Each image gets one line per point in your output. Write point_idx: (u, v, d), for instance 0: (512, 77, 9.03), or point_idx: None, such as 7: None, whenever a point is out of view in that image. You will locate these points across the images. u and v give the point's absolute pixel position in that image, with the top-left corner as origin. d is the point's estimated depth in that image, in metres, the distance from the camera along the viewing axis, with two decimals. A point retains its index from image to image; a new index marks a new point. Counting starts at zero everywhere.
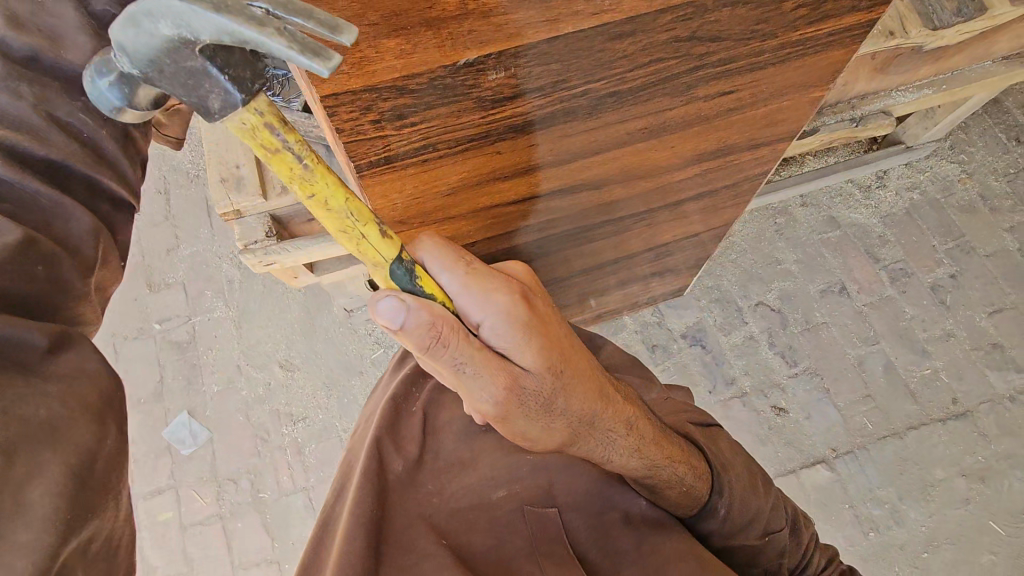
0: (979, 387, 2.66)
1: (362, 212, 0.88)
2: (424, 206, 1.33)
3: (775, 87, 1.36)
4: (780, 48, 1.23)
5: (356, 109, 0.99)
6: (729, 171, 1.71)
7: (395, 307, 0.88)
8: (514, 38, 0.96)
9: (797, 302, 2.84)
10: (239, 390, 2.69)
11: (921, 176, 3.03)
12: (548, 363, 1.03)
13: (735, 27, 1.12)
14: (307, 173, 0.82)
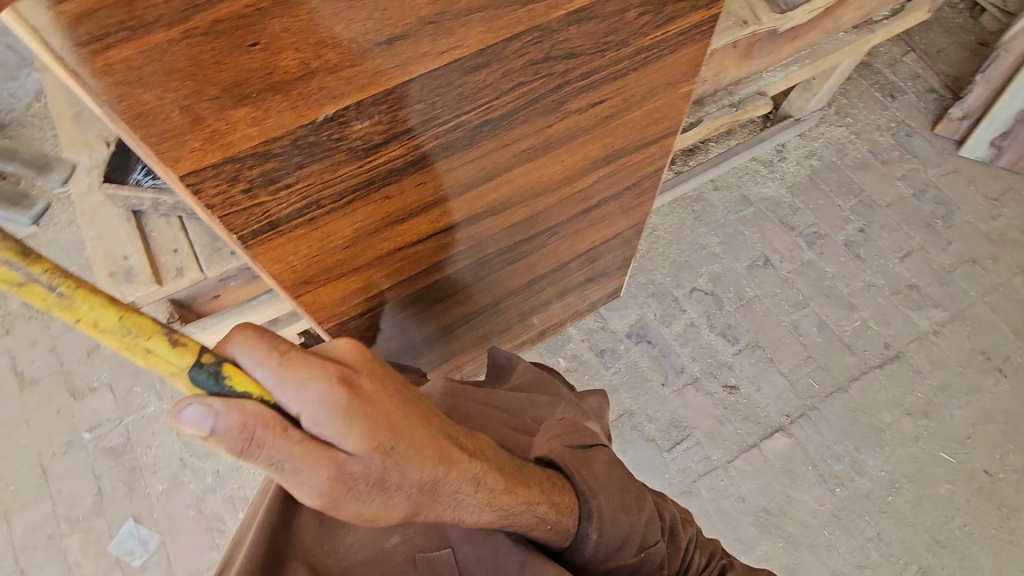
0: (906, 328, 2.81)
1: (142, 325, 0.73)
2: (325, 262, 1.31)
3: (644, 90, 1.43)
4: (637, 54, 1.29)
5: (222, 182, 0.97)
6: (626, 172, 1.76)
7: (200, 415, 0.66)
8: (372, 88, 0.97)
9: (727, 281, 2.94)
10: (187, 484, 2.55)
11: (815, 144, 3.22)
12: (379, 441, 0.75)
13: (586, 42, 1.17)
14: (65, 299, 0.71)
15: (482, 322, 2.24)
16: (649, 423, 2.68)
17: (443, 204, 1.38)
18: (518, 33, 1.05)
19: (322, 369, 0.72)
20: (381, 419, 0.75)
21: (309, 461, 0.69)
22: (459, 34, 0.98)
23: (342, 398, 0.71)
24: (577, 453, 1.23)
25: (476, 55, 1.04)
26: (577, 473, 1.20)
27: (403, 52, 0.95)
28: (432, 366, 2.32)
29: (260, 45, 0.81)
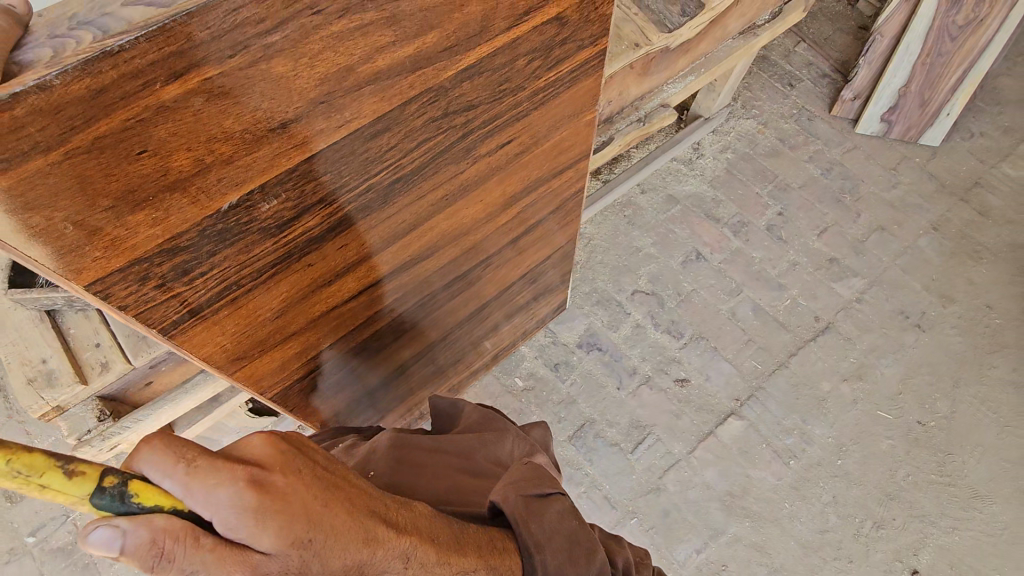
0: (832, 300, 3.00)
1: (34, 463, 0.69)
2: (255, 336, 1.30)
3: (548, 124, 1.49)
4: (535, 95, 1.35)
5: (132, 283, 0.96)
6: (547, 198, 1.82)
7: (108, 538, 0.68)
8: (272, 168, 0.98)
9: (665, 279, 3.06)
10: None
11: (727, 138, 3.41)
12: (296, 538, 0.78)
13: (482, 93, 1.22)
14: None
15: (432, 358, 2.25)
16: (610, 428, 2.75)
17: (368, 260, 1.40)
18: (413, 97, 1.08)
19: (229, 472, 0.75)
20: (291, 515, 0.77)
21: (223, 566, 0.73)
22: (353, 108, 1.01)
23: (251, 501, 0.75)
24: (528, 504, 1.06)
25: (374, 123, 1.07)
26: (523, 524, 1.03)
27: (299, 133, 0.97)
28: (388, 409, 2.31)
29: (149, 152, 0.81)
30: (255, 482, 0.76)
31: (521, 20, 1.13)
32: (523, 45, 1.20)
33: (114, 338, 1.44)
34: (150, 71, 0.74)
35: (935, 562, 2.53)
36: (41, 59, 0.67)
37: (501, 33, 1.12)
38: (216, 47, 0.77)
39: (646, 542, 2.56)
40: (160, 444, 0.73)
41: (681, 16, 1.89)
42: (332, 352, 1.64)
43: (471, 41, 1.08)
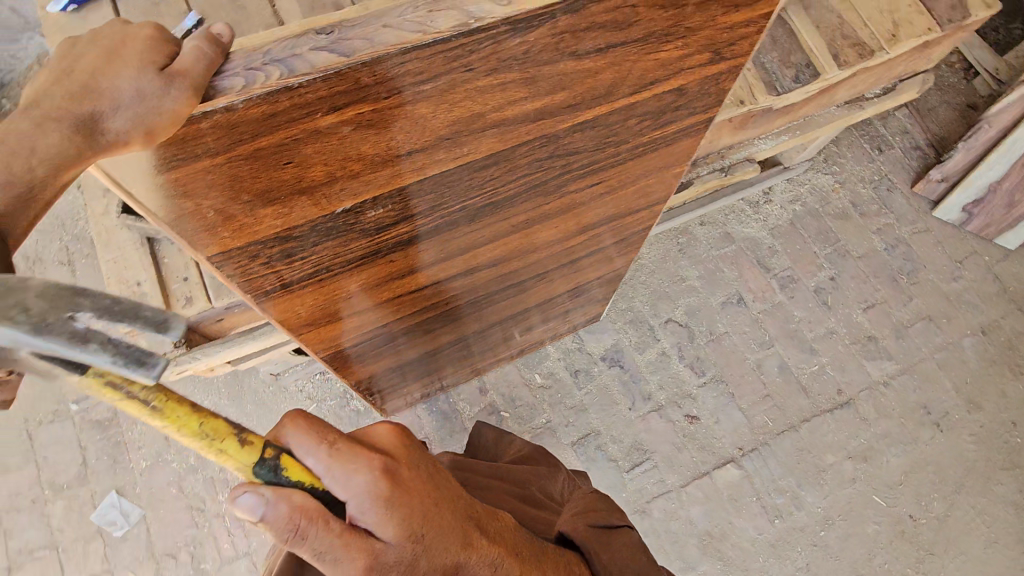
0: (859, 377, 3.01)
1: (217, 428, 0.93)
2: (328, 310, 1.42)
3: (637, 173, 1.53)
4: (635, 147, 1.39)
5: (245, 259, 1.07)
6: (614, 230, 1.87)
7: (254, 502, 0.84)
8: (387, 184, 1.06)
9: (701, 315, 3.10)
10: (170, 463, 2.60)
11: (800, 189, 3.36)
12: (410, 531, 0.88)
13: (588, 143, 1.27)
14: (157, 410, 0.91)
15: (466, 344, 2.36)
16: (613, 444, 2.85)
17: (441, 263, 1.48)
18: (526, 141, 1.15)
19: (367, 462, 0.89)
20: (414, 510, 0.89)
21: (349, 548, 0.85)
22: (472, 145, 1.07)
23: (381, 488, 0.88)
24: (598, 534, 1.17)
25: (484, 159, 1.13)
26: (594, 553, 1.14)
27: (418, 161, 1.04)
28: (412, 378, 2.45)
29: (295, 164, 0.90)
30: (380, 475, 0.89)
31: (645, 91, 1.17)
32: (639, 109, 1.24)
33: (201, 278, 1.57)
34: (317, 104, 0.82)
35: None
36: (234, 86, 0.75)
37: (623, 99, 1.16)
38: (375, 92, 0.85)
39: None
40: (315, 427, 0.90)
41: (793, 81, 1.89)
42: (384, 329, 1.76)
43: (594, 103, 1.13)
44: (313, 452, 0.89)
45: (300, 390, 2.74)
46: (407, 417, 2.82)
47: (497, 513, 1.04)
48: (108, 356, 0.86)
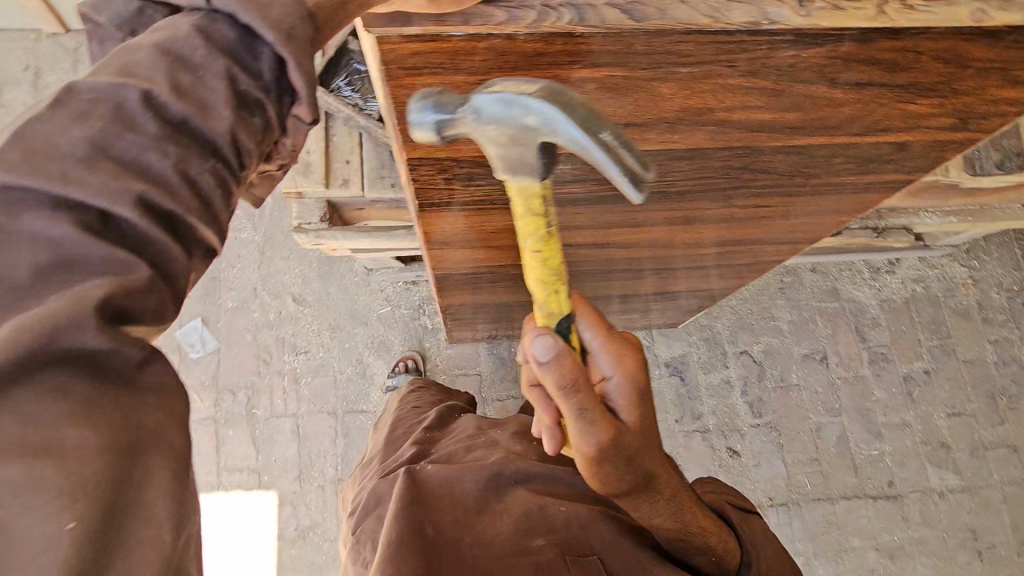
0: (916, 478, 2.89)
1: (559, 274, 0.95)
2: (466, 236, 1.47)
3: (804, 208, 1.48)
4: (821, 184, 1.33)
5: (433, 170, 1.11)
6: (747, 253, 1.82)
7: (546, 348, 0.88)
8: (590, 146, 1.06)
9: (778, 359, 3.02)
10: (251, 312, 2.80)
11: (928, 271, 3.15)
12: (641, 422, 1.05)
13: (782, 166, 1.22)
14: (540, 238, 0.88)
15: None
16: None
17: (583, 229, 1.49)
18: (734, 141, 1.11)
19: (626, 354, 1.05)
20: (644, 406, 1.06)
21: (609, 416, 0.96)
22: (682, 135, 1.06)
23: (636, 378, 1.04)
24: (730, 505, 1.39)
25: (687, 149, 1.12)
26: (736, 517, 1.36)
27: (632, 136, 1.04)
28: (489, 318, 2.52)
29: None
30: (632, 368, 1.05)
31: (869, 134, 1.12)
32: (852, 151, 1.18)
33: (363, 164, 1.56)
34: (581, 57, 0.82)
35: None
36: (524, 19, 0.75)
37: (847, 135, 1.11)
38: (639, 60, 0.84)
39: None
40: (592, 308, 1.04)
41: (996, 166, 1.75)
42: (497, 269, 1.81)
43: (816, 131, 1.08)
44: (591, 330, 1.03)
45: (382, 291, 2.86)
46: (467, 351, 2.89)
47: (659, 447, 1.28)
48: (611, 160, 0.73)
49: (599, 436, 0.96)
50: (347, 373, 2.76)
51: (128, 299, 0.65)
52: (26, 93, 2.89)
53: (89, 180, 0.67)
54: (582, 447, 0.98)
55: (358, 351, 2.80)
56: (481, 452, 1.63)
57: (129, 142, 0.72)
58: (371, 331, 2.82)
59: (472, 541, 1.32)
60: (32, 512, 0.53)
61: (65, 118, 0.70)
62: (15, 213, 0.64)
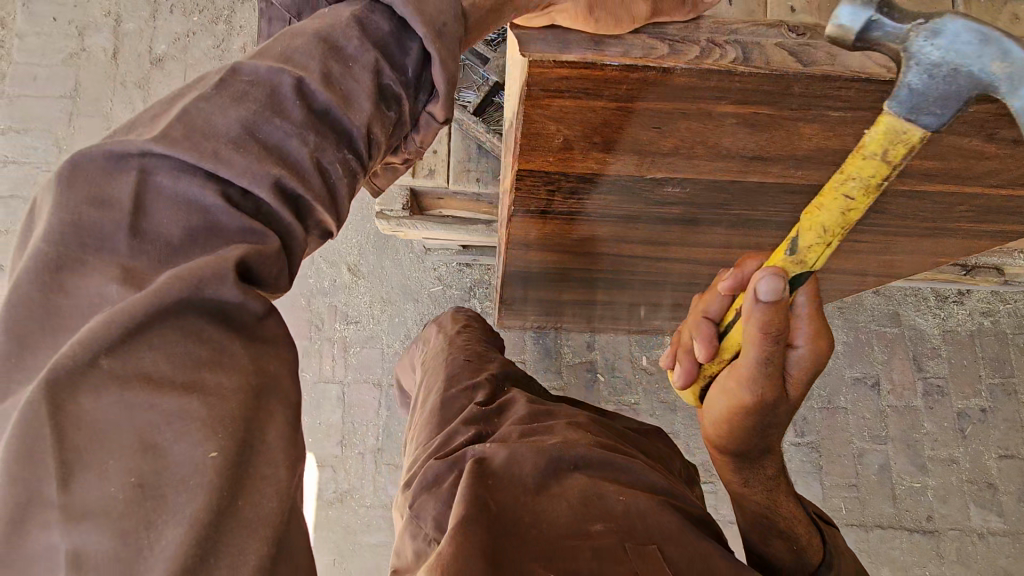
0: (957, 516, 2.83)
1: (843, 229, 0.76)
2: (554, 240, 1.45)
3: (906, 247, 1.41)
4: (934, 228, 1.26)
5: (540, 181, 1.09)
6: (828, 281, 1.75)
7: (769, 293, 0.79)
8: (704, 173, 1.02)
9: (828, 379, 2.94)
10: (307, 278, 2.84)
11: (998, 305, 3.02)
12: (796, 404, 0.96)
13: (902, 209, 1.16)
14: (866, 186, 0.71)
15: (608, 306, 2.37)
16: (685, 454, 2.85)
17: (668, 243, 1.45)
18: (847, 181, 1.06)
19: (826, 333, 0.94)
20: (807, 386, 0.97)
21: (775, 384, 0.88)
22: (807, 174, 1.02)
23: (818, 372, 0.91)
24: None
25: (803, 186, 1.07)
26: None
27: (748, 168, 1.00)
28: (541, 309, 2.50)
29: (662, 130, 0.88)
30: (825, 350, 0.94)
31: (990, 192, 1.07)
32: (980, 201, 1.12)
33: (449, 155, 1.52)
34: (732, 93, 0.78)
35: None
36: (689, 53, 0.74)
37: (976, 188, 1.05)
38: (792, 100, 0.80)
39: None
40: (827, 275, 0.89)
41: None
42: (568, 270, 1.78)
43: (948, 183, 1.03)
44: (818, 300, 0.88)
45: (435, 269, 2.86)
46: (514, 337, 2.89)
47: None
48: None
49: (761, 393, 0.90)
50: (396, 348, 2.78)
51: (260, 265, 0.66)
52: (105, 38, 2.92)
53: (238, 160, 0.66)
54: (737, 393, 0.92)
55: (407, 327, 2.82)
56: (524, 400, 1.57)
57: (277, 121, 0.70)
58: (422, 308, 2.83)
59: (557, 501, 1.10)
60: (186, 436, 0.55)
61: (225, 98, 0.68)
62: (171, 173, 0.64)
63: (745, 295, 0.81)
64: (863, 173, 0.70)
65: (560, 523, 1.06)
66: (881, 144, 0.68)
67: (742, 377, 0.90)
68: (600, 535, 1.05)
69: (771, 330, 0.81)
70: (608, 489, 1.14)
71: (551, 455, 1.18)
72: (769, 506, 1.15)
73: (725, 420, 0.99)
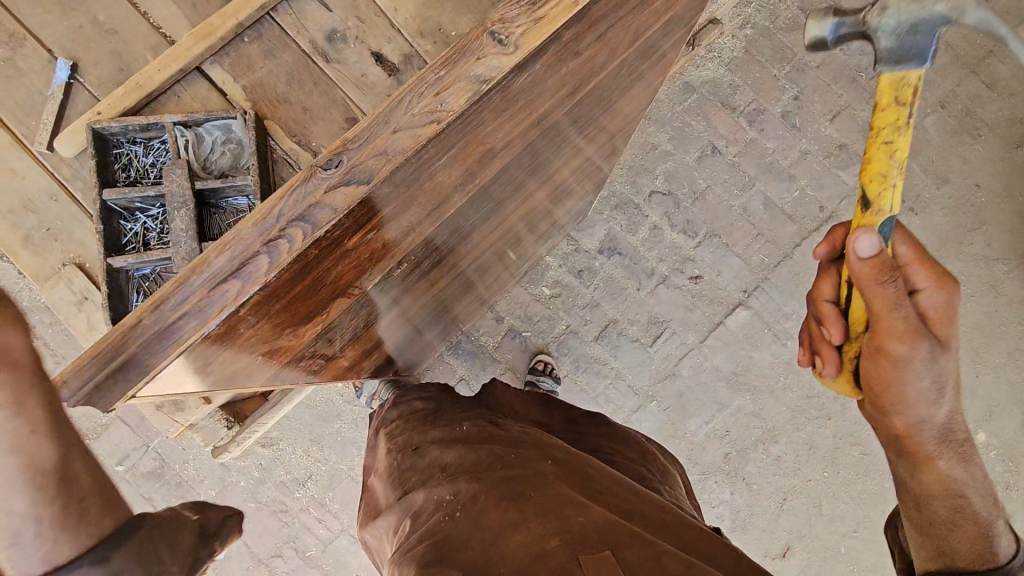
0: (838, 189, 3.03)
1: (891, 161, 1.06)
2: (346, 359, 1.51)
3: (615, 86, 1.40)
4: (599, 71, 1.20)
5: (313, 370, 1.42)
6: (605, 127, 1.75)
7: (872, 244, 0.95)
8: (204, 366, 1.04)
9: (681, 177, 3.00)
10: (236, 483, 2.74)
11: (748, 10, 2.99)
12: (915, 347, 1.03)
13: (552, 93, 1.09)
14: (900, 130, 1.04)
15: (474, 287, 2.24)
16: (630, 325, 2.99)
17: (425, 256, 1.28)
18: (279, 221, 0.91)
19: (926, 274, 1.08)
20: (949, 324, 1.07)
21: (908, 325, 1.01)
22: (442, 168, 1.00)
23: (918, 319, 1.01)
24: None
25: (324, 283, 1.05)
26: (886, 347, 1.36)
27: (153, 331, 0.89)
28: (437, 332, 2.43)
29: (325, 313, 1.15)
30: (940, 283, 1.08)
31: (497, 47, 0.93)
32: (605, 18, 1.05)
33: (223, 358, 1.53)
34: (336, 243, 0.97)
35: None
36: (263, 265, 0.91)
37: (509, 62, 0.94)
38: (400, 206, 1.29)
39: (664, 419, 3.00)
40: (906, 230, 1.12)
41: None
42: (424, 305, 1.77)
43: (506, 88, 0.98)
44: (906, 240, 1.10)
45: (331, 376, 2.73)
46: (438, 366, 2.92)
47: (897, 396, 1.09)
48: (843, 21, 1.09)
49: (901, 327, 1.01)
50: (358, 465, 2.75)
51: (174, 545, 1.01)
52: None
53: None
54: (878, 335, 1.04)
55: (347, 443, 2.75)
56: (444, 432, 1.57)
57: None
58: (348, 418, 2.74)
59: (518, 526, 1.20)
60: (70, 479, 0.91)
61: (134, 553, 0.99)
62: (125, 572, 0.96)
63: (847, 253, 0.98)
64: (887, 138, 1.05)
65: (525, 552, 1.14)
66: (892, 104, 1.05)
67: (885, 325, 1.02)
68: (556, 554, 1.12)
69: (886, 272, 0.96)
70: (558, 502, 1.24)
71: (512, 488, 1.28)
72: (880, 406, 1.12)
73: (881, 385, 1.09)
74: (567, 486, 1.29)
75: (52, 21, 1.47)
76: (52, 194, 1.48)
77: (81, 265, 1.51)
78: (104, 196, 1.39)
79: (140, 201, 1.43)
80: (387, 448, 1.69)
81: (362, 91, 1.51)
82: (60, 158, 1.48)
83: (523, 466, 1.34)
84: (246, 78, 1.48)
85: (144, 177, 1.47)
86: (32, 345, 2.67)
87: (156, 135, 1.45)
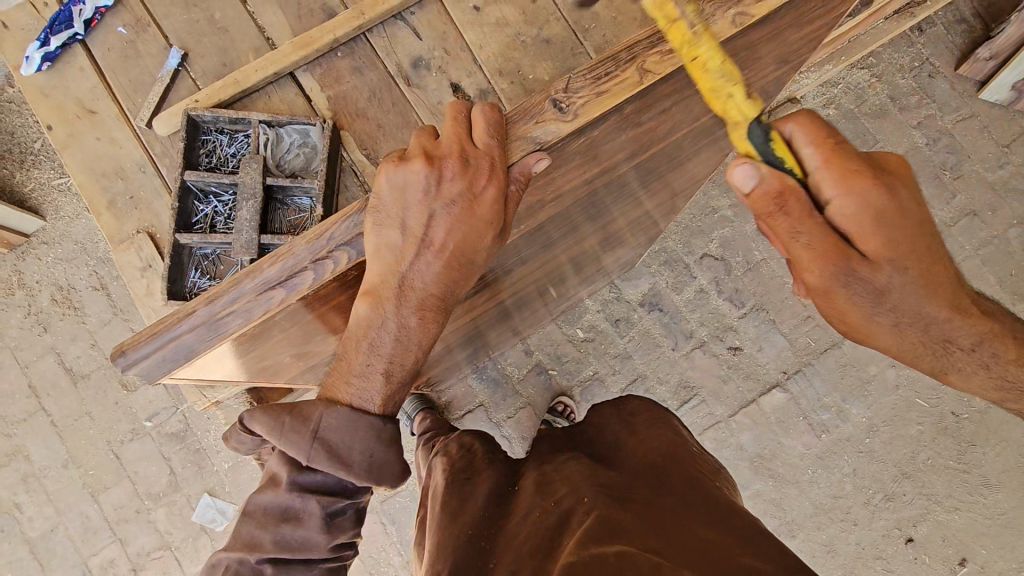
0: None
1: (732, 71, 1.00)
2: None
3: (677, 152, 1.42)
4: (663, 137, 1.24)
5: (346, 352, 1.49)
6: (666, 185, 1.75)
7: (746, 175, 1.03)
8: (243, 351, 1.19)
9: (736, 246, 2.95)
10: (248, 462, 2.81)
11: (834, 91, 2.90)
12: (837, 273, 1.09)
13: (609, 155, 1.16)
14: (697, 38, 1.01)
15: (510, 316, 2.25)
16: (660, 385, 2.92)
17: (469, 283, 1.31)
18: (329, 243, 1.04)
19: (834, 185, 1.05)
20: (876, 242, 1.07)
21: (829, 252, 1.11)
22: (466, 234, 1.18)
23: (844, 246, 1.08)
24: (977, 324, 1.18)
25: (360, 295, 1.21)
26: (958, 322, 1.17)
27: (206, 318, 1.02)
28: (466, 355, 2.47)
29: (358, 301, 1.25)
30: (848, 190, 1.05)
31: (557, 113, 1.00)
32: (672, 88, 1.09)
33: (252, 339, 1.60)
34: None
35: (930, 534, 2.79)
36: (305, 281, 1.02)
37: (566, 128, 1.01)
38: None
39: None
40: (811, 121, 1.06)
41: None
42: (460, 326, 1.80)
43: (563, 148, 1.06)
44: (810, 140, 1.06)
45: None
46: (460, 387, 2.94)
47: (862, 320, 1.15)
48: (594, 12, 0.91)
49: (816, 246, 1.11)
50: None
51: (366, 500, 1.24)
52: None
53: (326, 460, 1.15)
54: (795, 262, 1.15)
55: None
56: (490, 470, 1.44)
57: (370, 427, 1.11)
58: None
59: None
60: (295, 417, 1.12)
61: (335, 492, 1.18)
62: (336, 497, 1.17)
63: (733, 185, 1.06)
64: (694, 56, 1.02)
65: None
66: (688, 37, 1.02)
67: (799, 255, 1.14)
68: None
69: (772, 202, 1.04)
70: (593, 546, 0.98)
71: (553, 539, 1.09)
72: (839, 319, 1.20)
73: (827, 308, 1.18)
74: (606, 527, 1.04)
75: (174, 13, 1.63)
76: (142, 165, 1.63)
77: (151, 234, 1.64)
78: (186, 176, 1.51)
79: (216, 185, 1.55)
80: (434, 471, 1.53)
81: (435, 117, 1.57)
82: (154, 134, 1.62)
83: (569, 511, 1.14)
84: (332, 89, 1.58)
85: (223, 164, 1.58)
86: (96, 294, 2.87)
87: (242, 128, 1.57)
